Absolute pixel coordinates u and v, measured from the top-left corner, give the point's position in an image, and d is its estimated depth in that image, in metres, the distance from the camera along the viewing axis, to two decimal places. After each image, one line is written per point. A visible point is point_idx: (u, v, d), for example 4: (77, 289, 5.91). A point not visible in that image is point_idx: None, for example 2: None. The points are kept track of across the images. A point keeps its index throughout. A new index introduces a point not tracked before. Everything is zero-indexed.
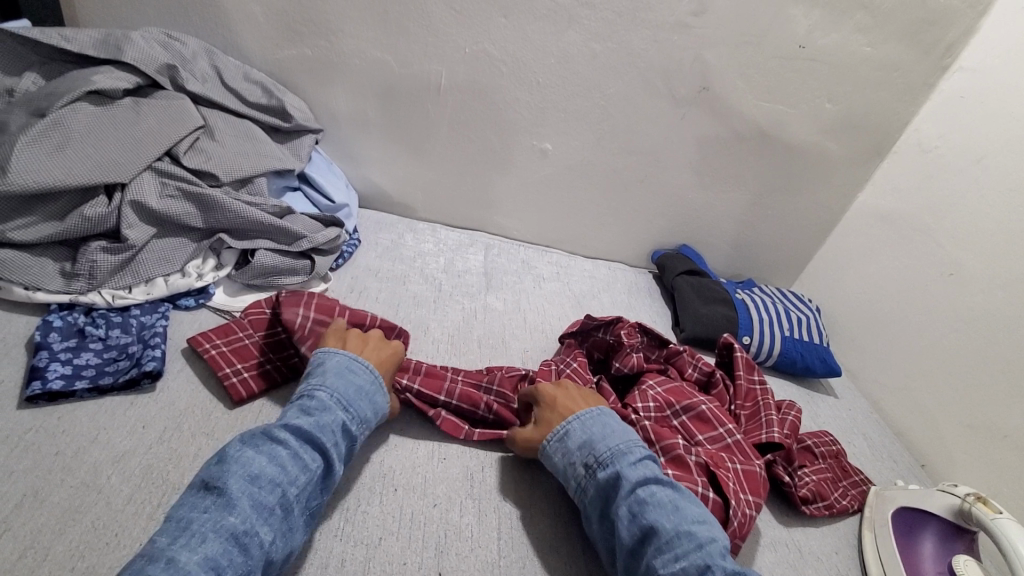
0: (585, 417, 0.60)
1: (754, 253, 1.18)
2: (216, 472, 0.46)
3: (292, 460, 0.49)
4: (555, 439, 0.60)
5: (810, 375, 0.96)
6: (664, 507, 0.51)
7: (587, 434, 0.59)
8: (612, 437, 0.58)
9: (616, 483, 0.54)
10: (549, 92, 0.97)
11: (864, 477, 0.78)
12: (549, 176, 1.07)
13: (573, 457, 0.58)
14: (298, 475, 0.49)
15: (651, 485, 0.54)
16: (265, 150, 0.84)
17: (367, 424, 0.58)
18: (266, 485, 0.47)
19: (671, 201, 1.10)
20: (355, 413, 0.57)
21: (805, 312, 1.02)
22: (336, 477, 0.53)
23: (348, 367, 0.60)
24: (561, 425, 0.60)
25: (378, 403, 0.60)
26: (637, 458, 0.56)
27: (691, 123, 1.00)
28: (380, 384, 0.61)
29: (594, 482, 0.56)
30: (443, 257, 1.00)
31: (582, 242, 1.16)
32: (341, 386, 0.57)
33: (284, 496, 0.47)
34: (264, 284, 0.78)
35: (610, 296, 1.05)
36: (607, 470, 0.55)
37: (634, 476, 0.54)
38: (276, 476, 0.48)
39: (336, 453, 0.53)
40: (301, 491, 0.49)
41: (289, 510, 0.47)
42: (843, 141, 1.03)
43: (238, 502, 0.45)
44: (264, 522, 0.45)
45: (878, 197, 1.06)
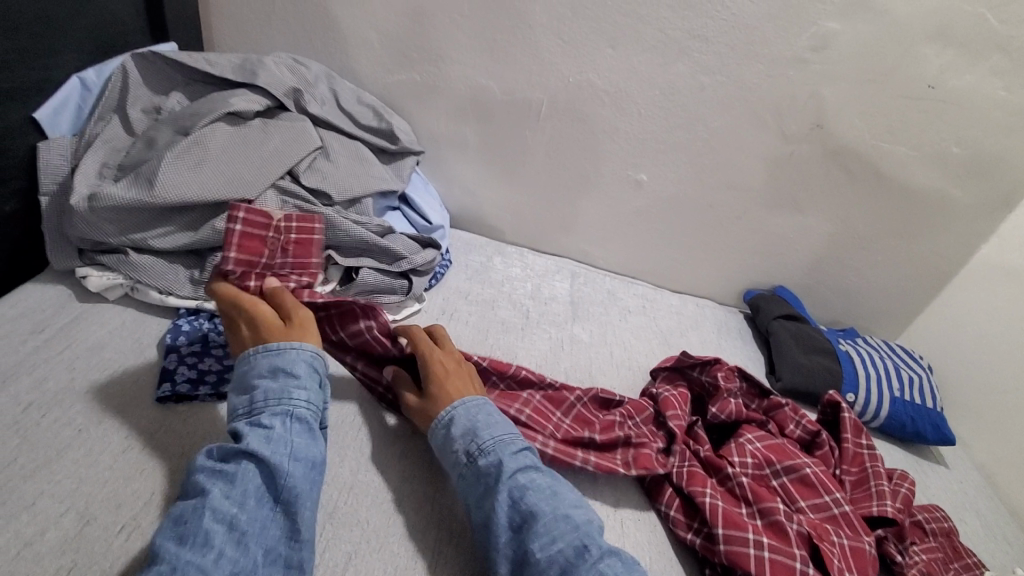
0: (469, 406, 0.60)
1: (857, 299, 1.10)
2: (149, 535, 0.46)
3: (218, 480, 0.48)
4: (440, 428, 0.60)
5: (921, 441, 0.88)
6: (543, 492, 0.54)
7: (467, 424, 0.59)
8: (494, 427, 0.59)
9: (494, 472, 0.55)
10: (650, 123, 0.95)
11: (977, 560, 0.70)
12: (641, 207, 1.05)
13: (456, 446, 0.58)
14: (224, 485, 0.48)
15: (530, 471, 0.56)
16: (373, 170, 0.87)
17: (294, 392, 0.55)
18: (191, 517, 0.46)
19: (768, 240, 1.05)
20: (267, 398, 0.54)
21: (916, 371, 0.94)
22: (281, 469, 0.50)
23: (249, 358, 0.57)
24: (444, 414, 0.60)
25: (303, 370, 0.57)
26: (515, 451, 0.57)
27: (798, 161, 0.96)
28: (279, 347, 0.57)
29: (476, 469, 0.56)
30: (530, 282, 1.00)
31: (669, 275, 1.12)
32: (239, 395, 0.55)
33: (219, 512, 0.46)
34: (365, 301, 0.80)
35: (698, 334, 1.01)
36: (487, 457, 0.56)
37: (508, 467, 0.55)
38: (199, 504, 0.47)
39: (259, 444, 0.51)
40: (243, 495, 0.48)
41: (234, 522, 0.46)
42: (971, 188, 0.95)
43: (164, 548, 0.44)
44: (196, 550, 0.44)
45: (1007, 251, 0.96)
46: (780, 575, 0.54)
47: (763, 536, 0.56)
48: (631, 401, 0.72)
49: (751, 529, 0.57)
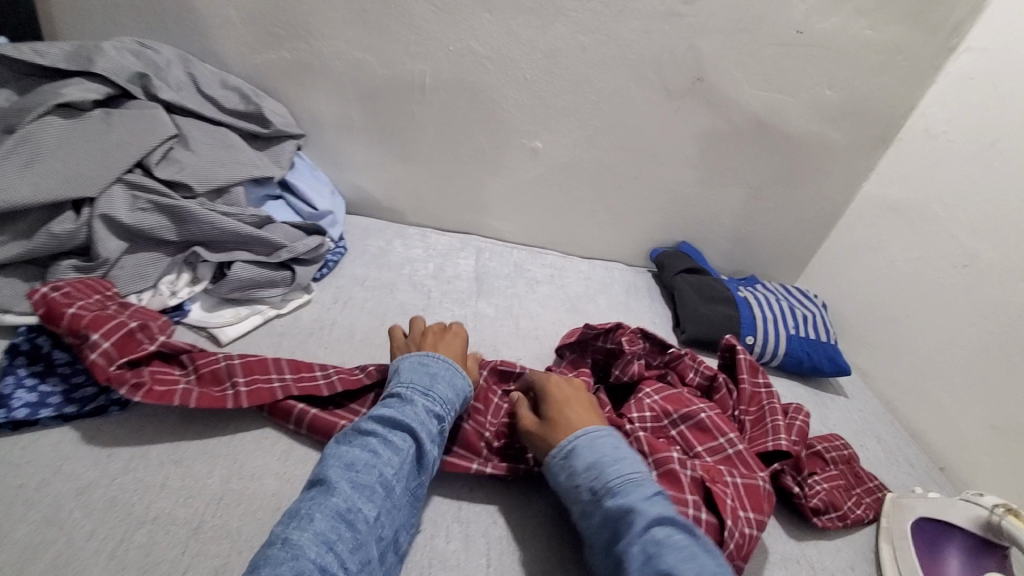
0: (594, 437, 0.54)
1: (758, 248, 1.13)
2: (318, 470, 0.49)
3: (384, 446, 0.51)
4: (557, 458, 0.54)
5: (818, 375, 0.92)
6: (682, 553, 0.45)
7: (597, 455, 0.53)
8: (623, 462, 0.52)
9: (626, 517, 0.48)
10: (538, 88, 0.93)
11: (879, 484, 0.74)
12: (541, 175, 1.03)
13: (579, 481, 0.52)
14: (378, 445, 0.51)
15: (667, 525, 0.47)
16: (243, 157, 0.81)
17: (455, 404, 0.59)
18: (363, 468, 0.49)
19: (668, 198, 1.06)
20: (438, 396, 0.57)
21: (811, 310, 0.97)
22: (430, 458, 0.53)
23: (423, 359, 0.61)
24: (568, 443, 0.54)
25: (458, 385, 0.60)
26: (644, 493, 0.49)
27: (687, 116, 0.97)
28: (456, 368, 0.61)
29: (601, 510, 0.50)
30: (432, 263, 0.97)
31: (577, 242, 1.12)
32: (415, 376, 0.58)
33: (383, 476, 0.49)
34: (243, 297, 0.74)
35: (607, 298, 1.01)
36: (617, 499, 0.49)
37: (652, 510, 0.48)
38: (371, 460, 0.50)
39: (426, 434, 0.53)
40: (398, 470, 0.50)
41: (390, 490, 0.49)
42: (846, 131, 0.99)
43: (338, 485, 0.47)
44: (366, 499, 0.47)
45: (884, 186, 1.01)
46: None
47: None
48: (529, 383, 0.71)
49: None
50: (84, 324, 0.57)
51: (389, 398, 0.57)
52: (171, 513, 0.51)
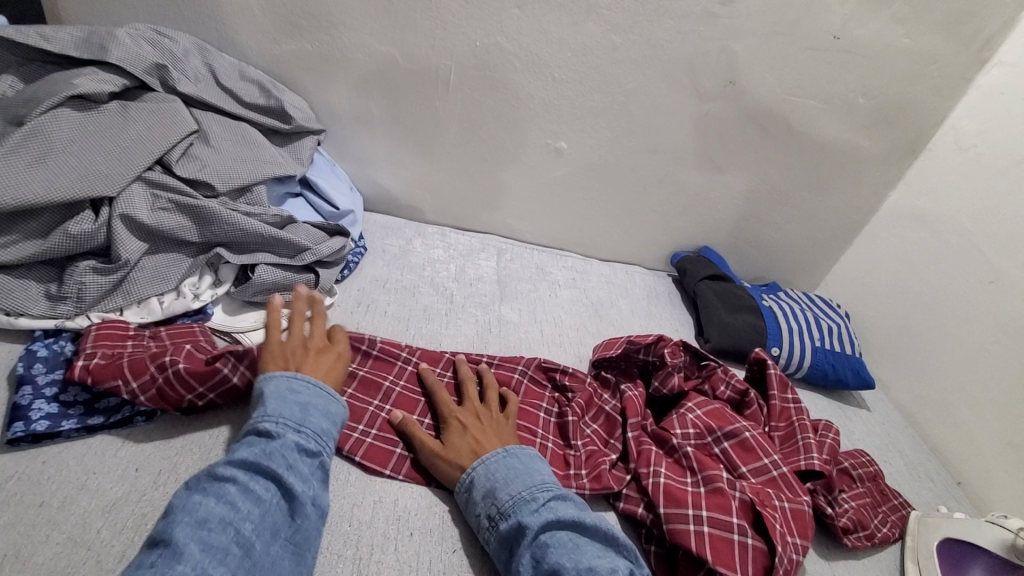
0: (491, 460, 0.56)
1: (779, 254, 1.12)
2: (161, 526, 0.41)
3: (244, 497, 0.44)
4: (462, 490, 0.55)
5: (841, 387, 0.91)
6: (565, 547, 0.47)
7: (491, 481, 0.54)
8: (516, 482, 0.53)
9: (518, 534, 0.49)
10: (565, 88, 0.91)
11: (903, 500, 0.74)
12: (564, 176, 1.01)
13: (478, 510, 0.53)
14: (235, 493, 0.44)
15: (553, 527, 0.49)
16: (265, 154, 0.78)
17: (330, 438, 0.53)
18: (217, 526, 0.41)
19: (691, 202, 1.04)
20: (312, 432, 0.52)
21: (834, 320, 0.97)
22: (303, 501, 0.47)
23: (292, 386, 0.54)
24: (466, 476, 0.55)
25: (331, 413, 0.55)
26: (534, 506, 0.51)
27: (716, 120, 0.94)
28: (329, 394, 0.56)
29: (496, 534, 0.51)
30: (453, 264, 0.95)
31: (598, 244, 1.10)
32: (285, 407, 0.52)
33: (239, 534, 0.42)
34: (265, 301, 0.73)
35: (629, 303, 1.00)
36: (509, 520, 0.51)
37: (535, 522, 0.49)
38: (225, 514, 0.42)
39: (293, 475, 0.47)
40: (259, 524, 0.43)
41: (249, 549, 0.42)
42: (876, 139, 0.97)
43: (186, 549, 0.39)
44: (218, 565, 0.39)
45: (911, 196, 1.00)
46: (718, 546, 0.53)
47: (703, 509, 0.56)
48: (580, 393, 0.71)
49: (691, 503, 0.56)
50: (150, 361, 0.56)
51: (252, 433, 0.50)
52: None
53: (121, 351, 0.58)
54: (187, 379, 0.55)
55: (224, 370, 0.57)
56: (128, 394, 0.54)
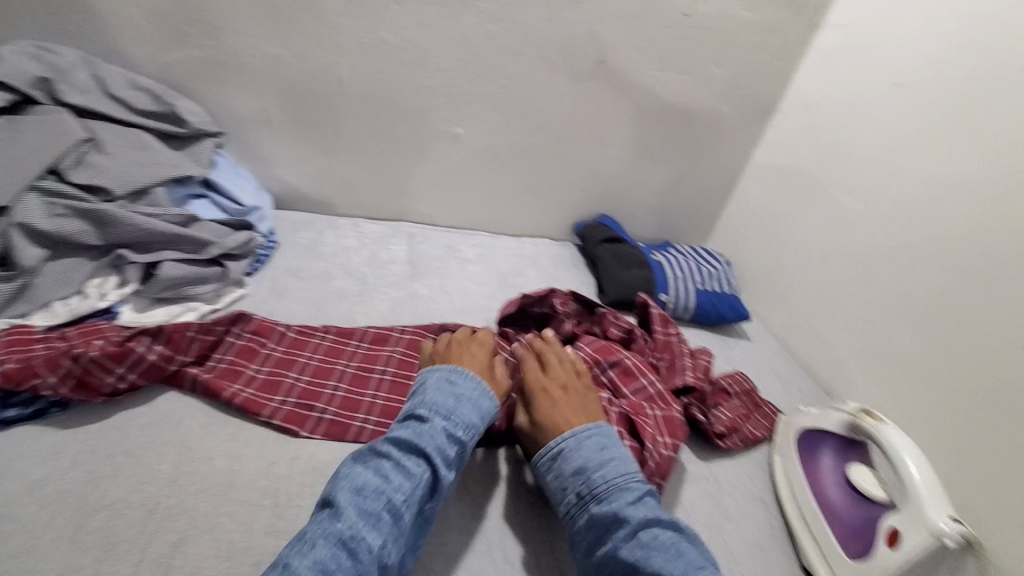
0: (583, 436, 0.59)
1: (669, 214, 1.24)
2: (330, 487, 0.51)
3: (396, 470, 0.52)
4: (546, 458, 0.59)
5: (724, 323, 1.03)
6: (668, 553, 0.49)
7: (583, 460, 0.57)
8: (610, 466, 0.56)
9: (617, 524, 0.52)
10: (454, 76, 0.98)
11: (774, 408, 0.85)
12: (464, 159, 1.08)
13: (566, 485, 0.57)
14: (378, 479, 0.50)
15: (654, 527, 0.52)
16: (160, 157, 0.80)
17: (478, 427, 0.59)
18: (371, 494, 0.49)
19: (584, 174, 1.14)
20: (461, 420, 0.58)
21: (715, 267, 1.09)
22: (440, 483, 0.54)
23: (450, 378, 0.61)
24: (557, 443, 0.59)
25: (482, 406, 0.60)
26: (627, 499, 0.54)
27: (594, 96, 1.04)
28: (485, 390, 0.62)
29: (586, 513, 0.54)
30: (365, 250, 1.00)
31: (505, 221, 1.18)
32: (440, 399, 0.58)
33: (389, 503, 0.49)
34: (175, 296, 0.75)
35: (536, 271, 1.09)
36: (602, 503, 0.54)
37: (637, 515, 0.52)
38: (380, 484, 0.50)
39: (440, 459, 0.54)
40: (408, 496, 0.50)
41: (399, 517, 0.49)
42: (736, 103, 1.10)
43: (344, 510, 0.48)
44: (371, 528, 0.47)
45: (772, 151, 1.13)
46: None
47: None
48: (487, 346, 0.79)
49: None
50: (63, 355, 0.58)
51: (410, 417, 0.57)
52: (124, 498, 0.53)
53: (36, 353, 0.61)
54: (106, 363, 0.59)
55: (138, 348, 0.62)
56: (50, 389, 0.57)
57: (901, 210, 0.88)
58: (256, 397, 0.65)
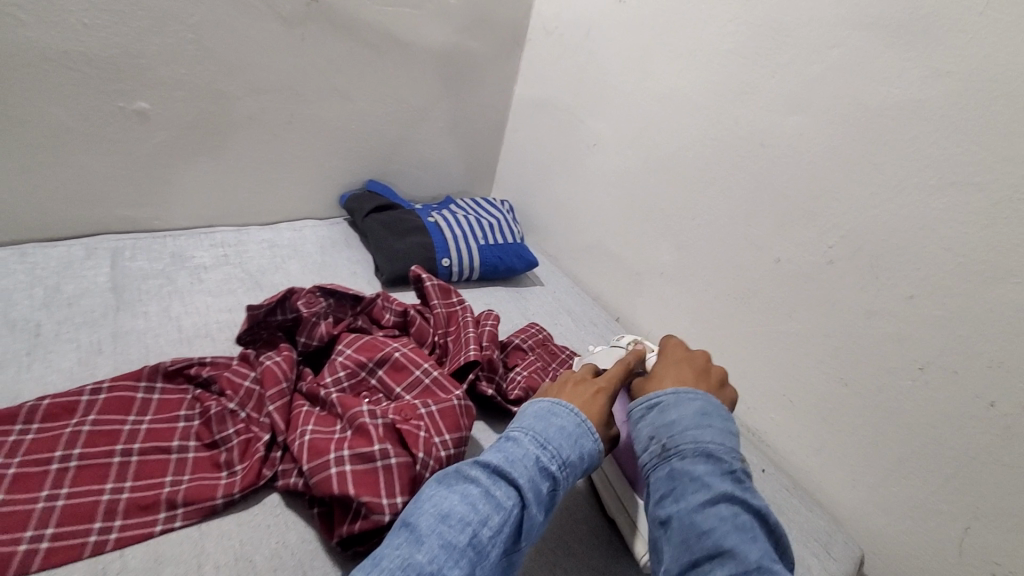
0: (685, 396, 0.51)
1: (443, 168, 1.14)
2: (411, 510, 0.42)
3: (486, 498, 0.42)
4: (641, 408, 0.52)
5: (515, 274, 0.99)
6: (745, 534, 0.42)
7: (678, 416, 0.49)
8: (705, 430, 0.48)
9: (709, 499, 0.43)
10: (106, 33, 0.73)
11: (570, 352, 0.83)
12: (167, 142, 0.85)
13: (648, 435, 0.50)
14: (482, 513, 0.41)
15: (738, 504, 0.43)
16: None
17: (584, 456, 0.49)
18: (457, 524, 0.40)
19: (332, 138, 0.98)
20: (561, 456, 0.47)
21: (497, 216, 1.03)
22: (531, 523, 0.43)
23: (550, 409, 0.50)
24: (653, 397, 0.52)
25: (584, 444, 0.49)
26: (723, 469, 0.45)
27: (316, 44, 0.87)
28: (589, 428, 0.50)
29: (666, 468, 0.47)
30: (40, 286, 0.74)
31: (249, 208, 0.97)
32: (535, 423, 0.48)
33: (445, 541, 0.39)
34: None
35: (299, 262, 0.92)
36: (682, 462, 0.46)
37: (722, 484, 0.44)
38: (468, 513, 0.41)
39: (533, 494, 0.44)
40: (493, 532, 0.41)
41: (481, 557, 0.40)
42: (482, 38, 1.01)
43: (426, 540, 0.39)
44: (451, 565, 0.38)
45: (528, 85, 1.08)
46: (359, 480, 0.52)
47: (345, 451, 0.53)
48: (221, 381, 0.63)
49: (332, 448, 0.54)
50: None
51: (508, 438, 0.47)
52: None
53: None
54: None
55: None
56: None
57: (646, 130, 0.89)
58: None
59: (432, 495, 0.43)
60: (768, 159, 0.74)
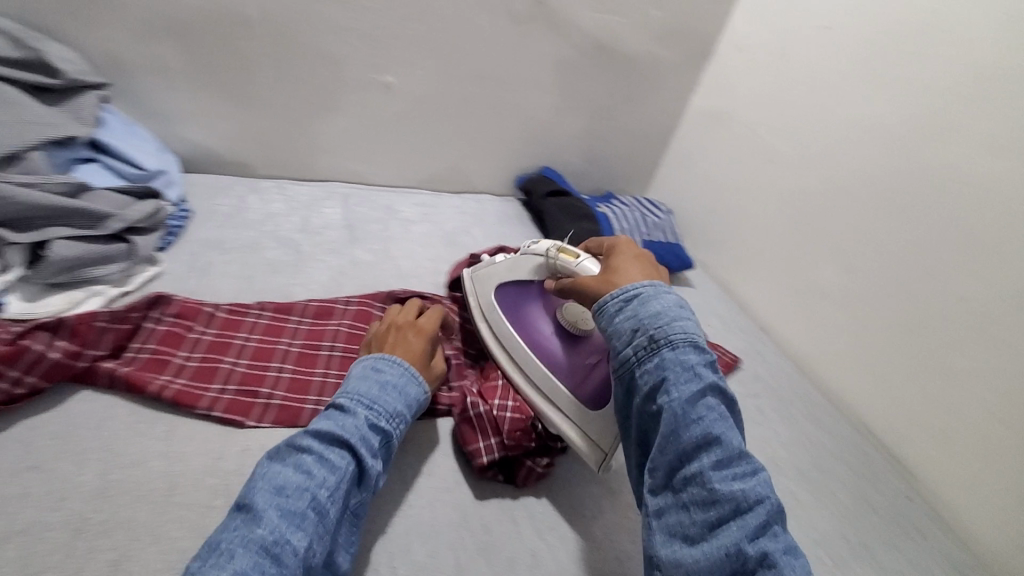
0: (662, 290, 0.55)
1: (610, 166, 1.23)
2: (245, 492, 0.44)
3: (318, 465, 0.46)
4: (619, 301, 0.55)
5: (670, 272, 1.06)
6: (722, 418, 0.49)
7: (661, 306, 0.53)
8: (688, 321, 0.52)
9: (703, 405, 0.48)
10: (379, 17, 0.88)
11: (724, 351, 0.90)
12: (397, 111, 1.00)
13: (631, 329, 0.53)
14: (329, 474, 0.45)
15: (714, 393, 0.50)
16: (30, 114, 0.66)
17: (399, 416, 0.53)
18: (293, 493, 0.43)
19: (524, 125, 1.09)
20: (382, 411, 0.52)
21: (660, 216, 1.10)
22: (371, 477, 0.49)
23: (375, 366, 0.56)
24: (636, 288, 0.55)
25: (410, 396, 0.56)
26: (701, 358, 0.51)
27: (532, 40, 0.98)
28: (413, 374, 0.57)
29: (655, 358, 0.51)
30: (295, 215, 0.92)
31: (445, 177, 1.12)
32: (363, 386, 0.53)
33: (316, 500, 0.44)
34: (72, 280, 0.64)
35: (483, 230, 1.05)
36: (673, 352, 0.51)
37: (709, 376, 0.50)
38: (303, 483, 0.44)
39: (366, 449, 0.49)
40: (332, 493, 0.45)
41: (323, 515, 0.44)
42: (673, 49, 1.08)
43: (265, 514, 0.42)
44: (295, 529, 0.42)
45: (706, 98, 1.14)
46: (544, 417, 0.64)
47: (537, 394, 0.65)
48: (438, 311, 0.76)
49: None
50: None
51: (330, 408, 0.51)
52: (40, 521, 0.46)
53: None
54: None
55: (35, 346, 0.53)
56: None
57: (831, 153, 0.92)
58: (189, 388, 0.58)
59: (266, 470, 0.45)
60: (966, 197, 0.75)
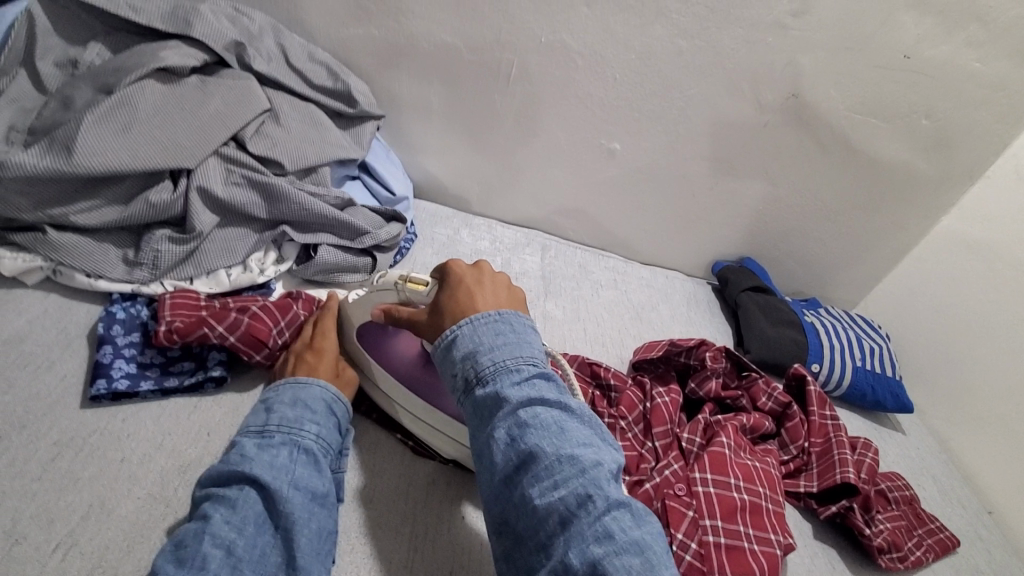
0: (480, 321, 0.49)
1: (820, 272, 1.12)
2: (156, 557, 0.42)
3: (215, 507, 0.44)
4: (441, 347, 0.51)
5: (879, 409, 0.92)
6: (547, 428, 0.43)
7: (473, 342, 0.49)
8: (500, 349, 0.48)
9: (496, 404, 0.45)
10: (625, 89, 0.90)
11: (944, 527, 0.74)
12: (615, 177, 1.01)
13: (455, 370, 0.49)
14: (224, 510, 0.44)
15: (536, 405, 0.45)
16: (331, 137, 0.79)
17: (306, 424, 0.52)
18: (192, 540, 0.42)
19: (738, 212, 1.04)
20: (278, 426, 0.51)
21: (876, 340, 0.97)
22: (275, 490, 0.46)
23: (268, 396, 0.56)
24: (449, 332, 0.50)
25: (314, 406, 0.55)
26: (520, 379, 0.46)
27: (773, 131, 0.93)
28: (302, 384, 0.56)
29: (473, 398, 0.47)
30: (499, 257, 0.96)
31: (642, 247, 1.11)
32: (255, 416, 0.53)
33: (217, 538, 0.42)
34: (323, 280, 0.75)
35: (670, 308, 1.01)
36: (486, 387, 0.46)
37: (517, 396, 0.45)
38: (200, 528, 0.43)
39: (249, 466, 0.47)
40: (231, 525, 0.43)
41: (231, 550, 0.42)
42: (937, 162, 0.95)
43: (162, 570, 0.40)
44: (190, 571, 0.40)
45: (963, 223, 0.99)
46: (767, 563, 0.56)
47: (749, 528, 0.58)
48: (623, 394, 0.71)
49: (740, 519, 0.58)
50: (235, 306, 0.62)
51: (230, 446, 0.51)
52: None
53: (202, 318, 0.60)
54: (270, 315, 0.63)
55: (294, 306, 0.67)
56: (218, 336, 0.59)
57: None
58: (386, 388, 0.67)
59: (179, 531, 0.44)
60: None
